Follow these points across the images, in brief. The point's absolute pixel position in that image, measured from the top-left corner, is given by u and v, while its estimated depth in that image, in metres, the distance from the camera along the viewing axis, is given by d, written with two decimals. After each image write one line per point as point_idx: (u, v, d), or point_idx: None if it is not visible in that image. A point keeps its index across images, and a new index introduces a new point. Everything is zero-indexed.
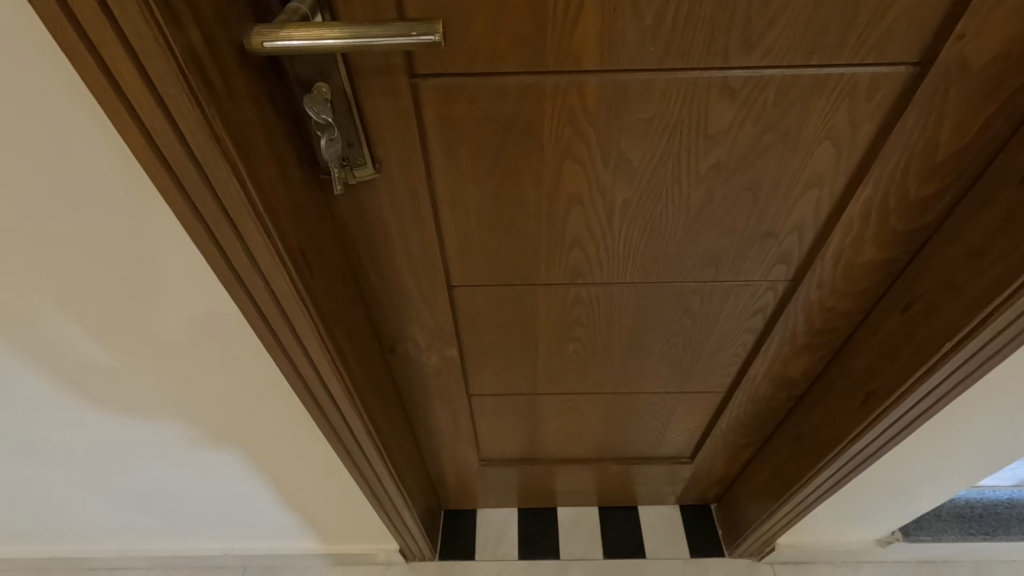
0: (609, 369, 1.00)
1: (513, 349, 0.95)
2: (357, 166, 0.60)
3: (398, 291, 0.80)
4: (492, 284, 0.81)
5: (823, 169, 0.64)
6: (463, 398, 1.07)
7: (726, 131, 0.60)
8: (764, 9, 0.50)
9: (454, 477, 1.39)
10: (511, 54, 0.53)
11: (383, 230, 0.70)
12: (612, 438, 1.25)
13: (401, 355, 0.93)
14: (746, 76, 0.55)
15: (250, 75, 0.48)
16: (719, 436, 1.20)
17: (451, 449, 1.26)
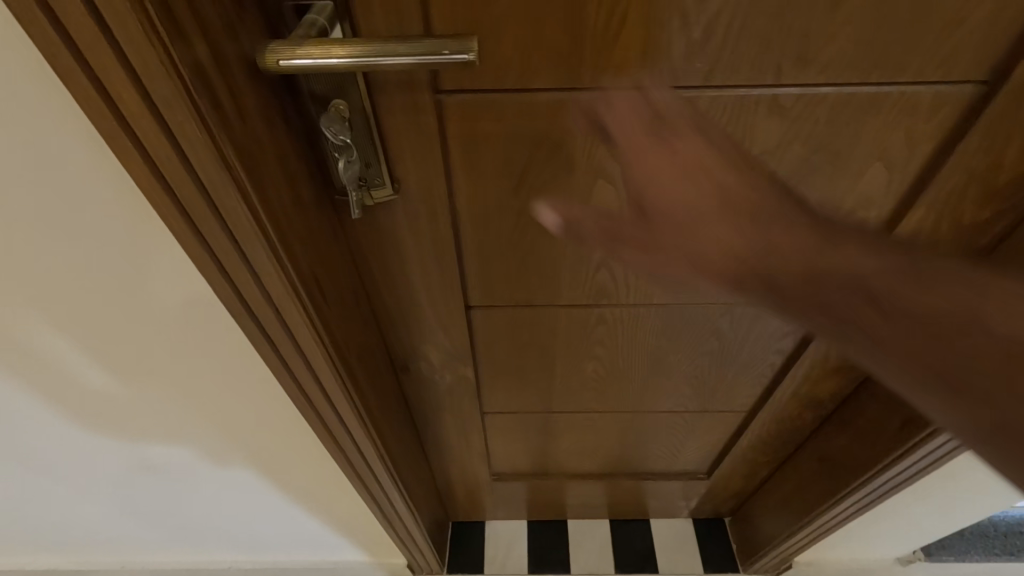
0: (629, 388, 0.96)
1: (530, 368, 0.91)
2: (375, 186, 0.56)
3: (413, 311, 0.76)
4: (511, 304, 0.77)
5: (873, 191, 0.60)
6: (476, 416, 1.03)
7: (771, 151, 0.56)
8: (823, 22, 0.46)
9: (463, 491, 1.35)
10: (545, 70, 0.49)
11: (400, 251, 0.66)
12: (627, 454, 1.22)
13: (413, 374, 0.90)
14: (798, 93, 0.50)
15: (262, 94, 0.44)
16: (739, 453, 1.17)
17: (461, 464, 1.22)
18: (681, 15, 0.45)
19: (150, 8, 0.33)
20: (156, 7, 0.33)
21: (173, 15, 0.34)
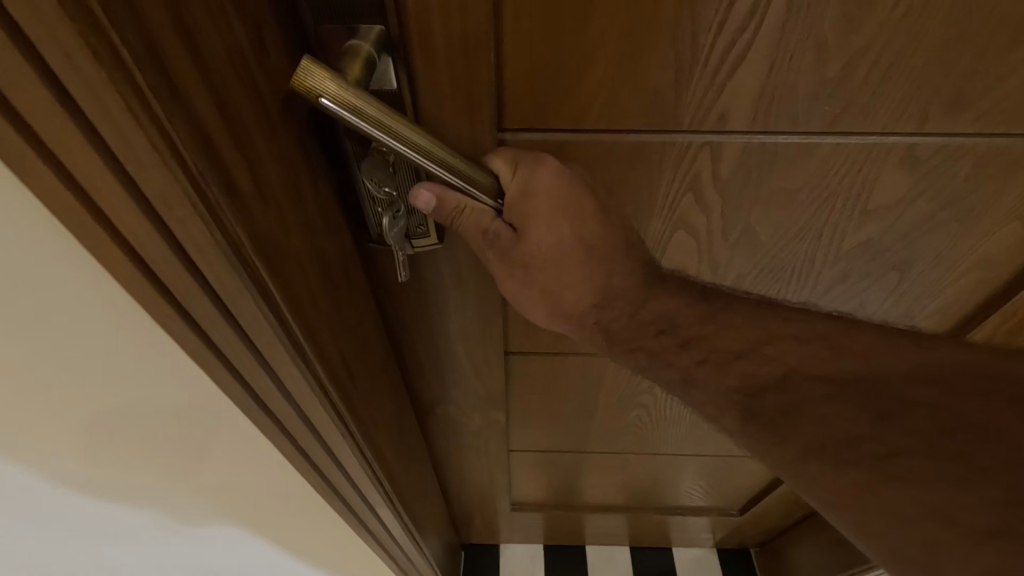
0: (670, 433, 0.88)
1: (567, 412, 0.83)
2: (418, 235, 0.47)
3: (446, 359, 0.67)
4: (555, 351, 0.68)
5: (999, 251, 0.50)
6: (502, 454, 0.95)
7: (891, 206, 0.46)
8: (996, 62, 0.36)
9: (480, 519, 1.28)
10: (635, 106, 0.40)
11: (437, 299, 0.57)
12: (658, 490, 1.14)
13: (439, 416, 0.81)
14: (940, 144, 0.41)
15: (282, 150, 0.34)
16: (778, 495, 1.09)
17: (481, 495, 1.15)
18: (818, 50, 0.36)
19: (134, 70, 0.22)
20: (149, 77, 0.23)
21: (170, 76, 0.24)
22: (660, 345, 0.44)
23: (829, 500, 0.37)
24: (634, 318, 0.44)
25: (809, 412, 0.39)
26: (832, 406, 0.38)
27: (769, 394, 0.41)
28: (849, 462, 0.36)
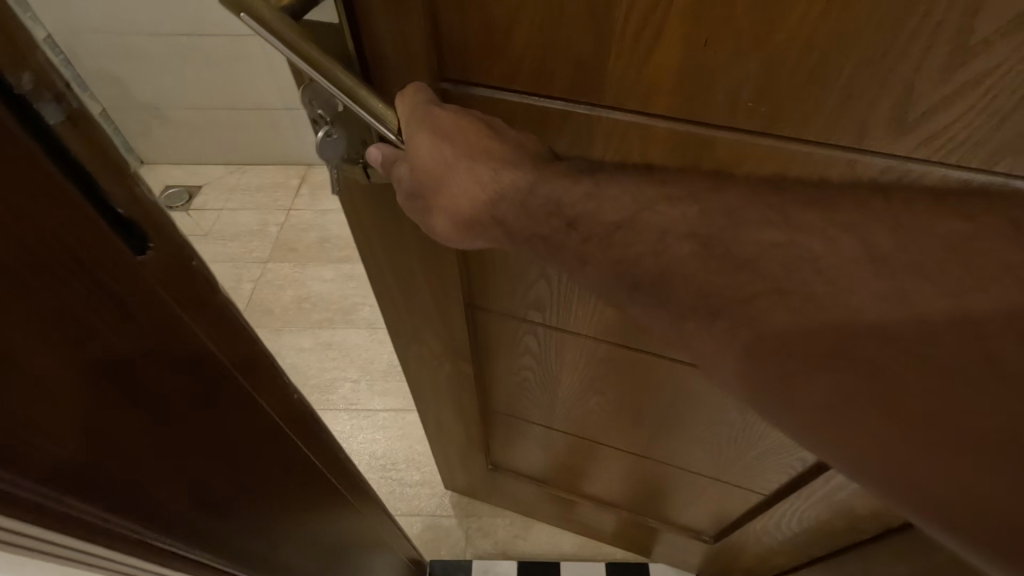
0: (649, 397, 0.77)
1: (532, 383, 0.85)
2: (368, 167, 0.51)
3: (414, 296, 0.72)
4: (514, 317, 0.72)
5: None
6: (474, 415, 0.97)
7: None
8: (937, 73, 0.33)
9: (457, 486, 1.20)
10: (562, 77, 0.41)
11: (403, 238, 0.63)
12: (629, 495, 1.05)
13: (412, 356, 0.86)
14: (886, 165, 0.38)
15: (50, 289, 0.26)
16: (754, 534, 0.95)
17: (454, 455, 1.11)
18: (733, 40, 0.35)
19: None
20: None
21: None
22: (552, 229, 0.42)
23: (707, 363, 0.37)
24: (526, 205, 0.42)
25: (682, 281, 0.37)
26: (700, 271, 0.37)
27: (645, 270, 0.39)
28: (725, 327, 0.35)
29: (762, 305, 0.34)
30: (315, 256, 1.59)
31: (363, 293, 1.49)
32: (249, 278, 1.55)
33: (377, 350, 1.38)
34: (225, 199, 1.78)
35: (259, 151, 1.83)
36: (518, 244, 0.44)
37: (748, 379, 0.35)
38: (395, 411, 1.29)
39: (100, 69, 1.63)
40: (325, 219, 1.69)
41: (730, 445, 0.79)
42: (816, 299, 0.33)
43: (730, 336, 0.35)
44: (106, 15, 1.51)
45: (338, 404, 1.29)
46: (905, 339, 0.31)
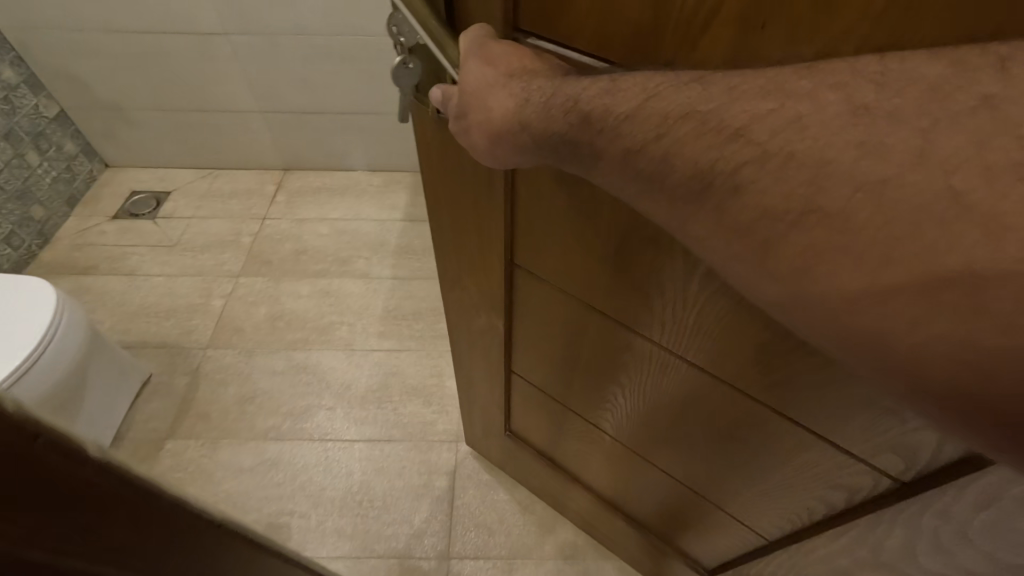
0: (668, 388, 0.66)
1: (554, 360, 0.78)
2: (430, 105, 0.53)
3: (461, 235, 0.69)
4: (555, 283, 0.65)
5: None
6: (499, 383, 0.91)
7: None
8: None
9: (447, 485, 1.11)
10: (620, 40, 0.37)
11: (462, 167, 0.59)
12: (630, 506, 0.93)
13: (452, 301, 0.82)
14: None
15: None
16: None
17: (480, 417, 1.05)
18: (793, 24, 0.30)
19: None
20: None
21: None
22: (571, 129, 0.36)
23: (695, 242, 0.33)
24: (548, 105, 0.37)
25: (681, 162, 0.31)
26: (705, 140, 0.30)
27: (643, 156, 0.32)
28: (708, 207, 0.30)
29: (751, 172, 0.28)
30: (291, 269, 1.50)
31: (340, 311, 1.40)
32: (219, 293, 1.44)
33: (355, 373, 1.28)
34: (195, 207, 1.68)
35: (234, 154, 1.75)
36: (547, 156, 0.39)
37: (731, 257, 0.31)
38: (372, 441, 1.17)
39: (57, 68, 1.52)
40: (301, 229, 1.61)
41: (759, 465, 0.64)
42: (796, 155, 0.27)
43: (712, 214, 0.30)
44: (59, 8, 1.40)
45: (312, 433, 1.18)
46: (885, 180, 0.25)
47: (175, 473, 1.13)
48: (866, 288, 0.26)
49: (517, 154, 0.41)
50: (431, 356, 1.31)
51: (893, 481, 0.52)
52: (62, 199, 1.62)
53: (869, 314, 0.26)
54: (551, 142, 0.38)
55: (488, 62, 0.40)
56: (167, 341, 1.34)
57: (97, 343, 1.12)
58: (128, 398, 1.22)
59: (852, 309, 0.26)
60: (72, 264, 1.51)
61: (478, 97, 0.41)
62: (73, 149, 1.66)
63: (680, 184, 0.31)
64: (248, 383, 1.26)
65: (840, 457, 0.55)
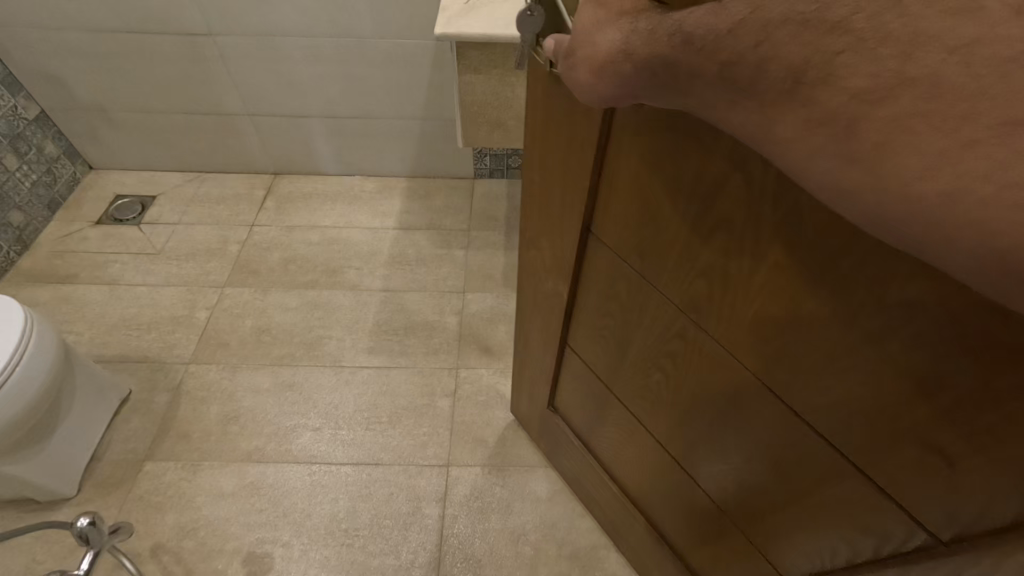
0: (711, 386, 0.63)
1: (607, 339, 0.78)
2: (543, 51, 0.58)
3: (546, 194, 0.71)
4: (622, 255, 0.65)
5: None
6: (552, 353, 0.92)
7: None
8: None
9: (436, 509, 1.07)
10: None
11: (561, 126, 0.61)
12: (649, 510, 0.91)
13: (528, 263, 0.85)
14: None
15: None
16: None
17: (524, 385, 1.07)
18: None
19: None
20: None
21: None
22: (674, 51, 0.34)
23: (779, 147, 0.30)
24: (654, 31, 0.36)
25: (777, 65, 0.28)
26: (804, 38, 0.27)
27: (741, 67, 0.30)
28: (798, 101, 0.28)
29: (847, 61, 0.25)
30: (279, 280, 1.45)
31: (329, 325, 1.35)
32: (203, 305, 1.39)
33: (344, 391, 1.23)
34: (181, 212, 1.62)
35: (221, 157, 1.70)
36: (648, 85, 0.39)
37: (811, 149, 0.28)
38: (359, 464, 1.12)
39: (34, 68, 1.45)
40: (291, 236, 1.55)
41: (788, 490, 0.60)
42: (893, 34, 0.24)
43: (802, 109, 0.28)
44: (32, 5, 1.33)
45: (297, 455, 1.13)
46: (968, 43, 0.22)
47: (154, 498, 1.08)
48: (948, 148, 0.23)
49: (618, 86, 0.41)
50: (423, 373, 1.26)
51: (929, 536, 0.47)
52: (43, 204, 1.57)
53: (945, 178, 0.23)
54: (654, 68, 0.37)
55: (600, 4, 0.42)
56: (149, 355, 1.29)
57: (72, 363, 1.07)
58: (107, 417, 1.16)
59: (921, 176, 0.24)
60: (52, 272, 1.46)
61: (585, 40, 0.43)
62: (55, 151, 1.60)
63: (770, 87, 0.29)
64: (231, 401, 1.21)
65: (877, 497, 0.50)
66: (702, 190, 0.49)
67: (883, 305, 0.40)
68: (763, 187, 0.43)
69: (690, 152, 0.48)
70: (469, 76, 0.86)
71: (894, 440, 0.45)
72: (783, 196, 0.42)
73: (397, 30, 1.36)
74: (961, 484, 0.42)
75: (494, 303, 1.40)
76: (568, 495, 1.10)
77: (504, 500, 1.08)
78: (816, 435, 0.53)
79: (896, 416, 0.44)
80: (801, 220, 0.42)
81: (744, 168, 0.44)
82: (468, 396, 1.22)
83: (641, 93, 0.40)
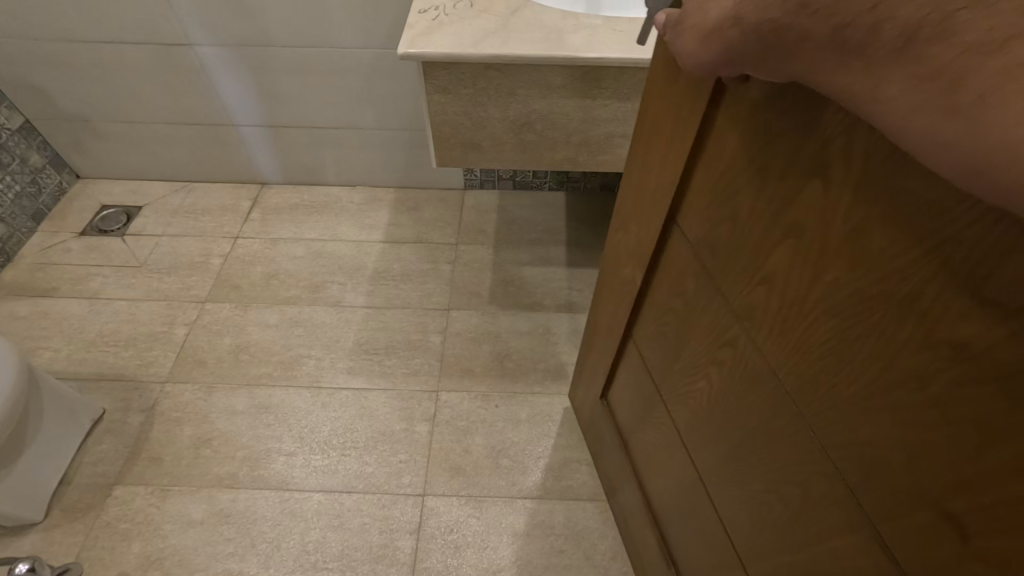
0: (748, 409, 0.57)
1: (668, 340, 0.72)
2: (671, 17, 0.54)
3: (641, 175, 0.67)
4: (698, 252, 0.60)
5: None
6: (617, 342, 0.88)
7: None
8: None
9: (409, 544, 1.03)
10: None
11: (666, 105, 0.57)
12: (669, 529, 0.85)
13: (614, 244, 0.81)
14: None
15: None
16: None
17: (586, 374, 1.06)
18: None
19: None
20: None
21: None
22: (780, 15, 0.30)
23: (878, 109, 0.27)
24: None
25: (892, 26, 0.25)
26: None
27: (853, 30, 0.26)
28: (904, 56, 0.25)
29: (971, 17, 0.22)
30: (261, 294, 1.42)
31: (309, 344, 1.31)
32: (183, 320, 1.37)
33: (320, 416, 1.19)
34: (166, 223, 1.60)
35: (206, 167, 1.67)
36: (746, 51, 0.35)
37: (909, 108, 0.25)
38: (331, 492, 1.09)
39: (19, 82, 1.44)
40: (275, 250, 1.52)
41: (796, 533, 0.53)
42: None
43: (908, 66, 0.24)
44: (9, 17, 1.30)
45: (268, 483, 1.10)
46: None
47: (121, 525, 1.05)
48: None
49: (715, 51, 0.38)
50: (402, 397, 1.22)
51: None
52: (27, 215, 1.55)
53: None
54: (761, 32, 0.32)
55: None
56: (124, 374, 1.27)
57: (37, 388, 1.04)
58: (76, 440, 1.13)
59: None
60: (33, 285, 1.44)
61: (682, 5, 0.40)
62: (40, 161, 1.58)
63: (878, 48, 0.26)
64: (205, 424, 1.18)
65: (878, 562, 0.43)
66: (785, 185, 0.43)
67: (939, 342, 0.33)
68: (842, 192, 0.38)
69: (780, 142, 0.43)
70: (437, 96, 0.82)
71: (912, 497, 0.39)
72: (860, 203, 0.37)
73: (381, 41, 1.33)
74: (970, 561, 0.35)
75: (480, 322, 1.35)
76: (547, 530, 1.05)
77: (479, 536, 1.04)
78: (835, 478, 0.46)
79: (923, 472, 0.37)
80: (872, 231, 0.36)
81: (829, 170, 0.39)
82: (449, 421, 1.18)
83: (746, 61, 0.36)
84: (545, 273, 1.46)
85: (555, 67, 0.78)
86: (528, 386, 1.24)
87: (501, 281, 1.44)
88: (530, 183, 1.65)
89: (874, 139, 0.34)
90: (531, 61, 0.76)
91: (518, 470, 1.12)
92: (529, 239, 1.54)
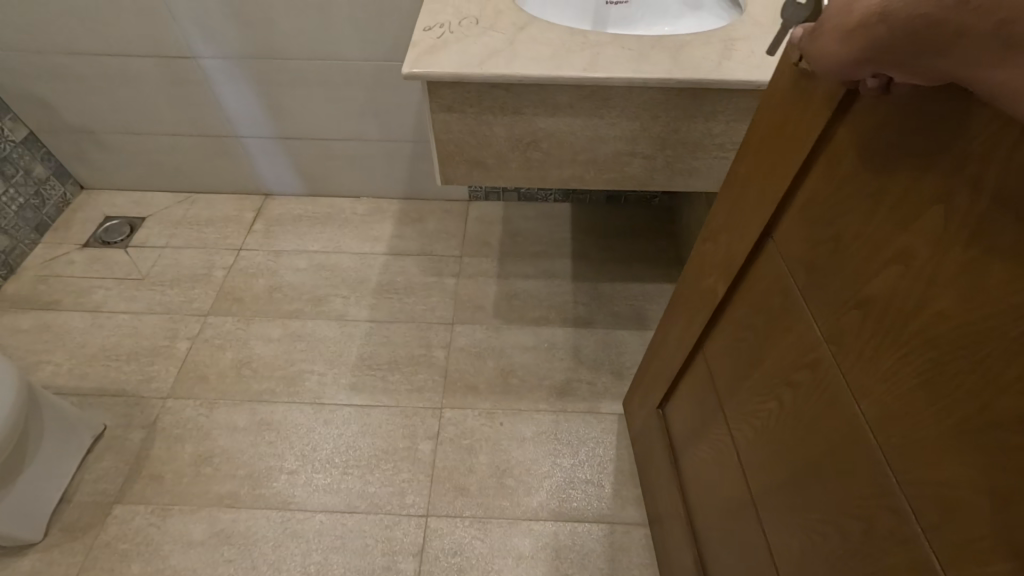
0: (817, 436, 0.55)
1: (742, 356, 0.69)
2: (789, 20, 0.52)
3: (741, 184, 0.64)
4: (789, 270, 0.57)
5: None
6: (685, 350, 0.85)
7: None
8: None
9: (411, 566, 1.01)
10: None
11: (781, 114, 0.54)
12: (709, 547, 0.83)
13: (699, 252, 0.78)
14: None
15: None
16: None
17: (644, 382, 1.05)
18: None
19: None
20: None
21: None
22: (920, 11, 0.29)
23: None
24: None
25: None
26: None
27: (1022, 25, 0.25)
28: None
29: None
30: (262, 308, 1.41)
31: (311, 358, 1.30)
32: (185, 334, 1.35)
33: (321, 433, 1.17)
34: (170, 235, 1.59)
35: (211, 178, 1.66)
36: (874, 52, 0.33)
37: None
38: (333, 512, 1.07)
39: (26, 94, 1.44)
40: (279, 262, 1.51)
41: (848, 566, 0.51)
42: None
43: None
44: (19, 29, 1.30)
45: (271, 502, 1.08)
46: None
47: (120, 545, 1.04)
48: None
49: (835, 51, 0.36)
50: (404, 414, 1.20)
51: None
52: (30, 226, 1.54)
53: None
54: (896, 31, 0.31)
55: None
56: (125, 389, 1.25)
57: (36, 404, 1.03)
58: (77, 458, 1.12)
59: None
60: (37, 298, 1.43)
61: None
62: (44, 173, 1.58)
63: None
64: (206, 440, 1.17)
65: None
66: (899, 208, 0.41)
67: None
68: (972, 217, 0.36)
69: (904, 162, 0.40)
70: (443, 115, 0.81)
71: (992, 542, 0.36)
72: (991, 228, 0.35)
73: (383, 54, 1.31)
74: None
75: (484, 336, 1.34)
76: (553, 553, 1.03)
77: (483, 559, 1.02)
78: (902, 515, 0.44)
79: (1011, 517, 0.35)
80: (994, 262, 0.35)
81: (956, 194, 0.37)
82: (453, 439, 1.17)
83: (886, 62, 0.33)
84: (551, 286, 1.44)
85: (563, 86, 0.77)
86: (532, 403, 1.22)
87: (506, 294, 1.42)
88: (535, 195, 1.64)
89: (1010, 166, 0.33)
90: (539, 80, 0.75)
91: (522, 490, 1.10)
92: (533, 252, 1.53)
